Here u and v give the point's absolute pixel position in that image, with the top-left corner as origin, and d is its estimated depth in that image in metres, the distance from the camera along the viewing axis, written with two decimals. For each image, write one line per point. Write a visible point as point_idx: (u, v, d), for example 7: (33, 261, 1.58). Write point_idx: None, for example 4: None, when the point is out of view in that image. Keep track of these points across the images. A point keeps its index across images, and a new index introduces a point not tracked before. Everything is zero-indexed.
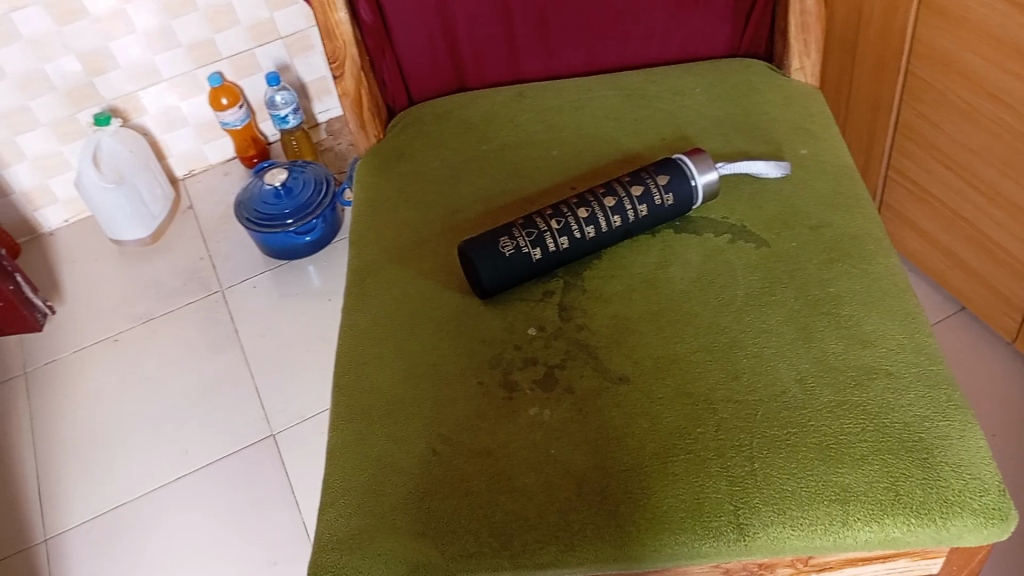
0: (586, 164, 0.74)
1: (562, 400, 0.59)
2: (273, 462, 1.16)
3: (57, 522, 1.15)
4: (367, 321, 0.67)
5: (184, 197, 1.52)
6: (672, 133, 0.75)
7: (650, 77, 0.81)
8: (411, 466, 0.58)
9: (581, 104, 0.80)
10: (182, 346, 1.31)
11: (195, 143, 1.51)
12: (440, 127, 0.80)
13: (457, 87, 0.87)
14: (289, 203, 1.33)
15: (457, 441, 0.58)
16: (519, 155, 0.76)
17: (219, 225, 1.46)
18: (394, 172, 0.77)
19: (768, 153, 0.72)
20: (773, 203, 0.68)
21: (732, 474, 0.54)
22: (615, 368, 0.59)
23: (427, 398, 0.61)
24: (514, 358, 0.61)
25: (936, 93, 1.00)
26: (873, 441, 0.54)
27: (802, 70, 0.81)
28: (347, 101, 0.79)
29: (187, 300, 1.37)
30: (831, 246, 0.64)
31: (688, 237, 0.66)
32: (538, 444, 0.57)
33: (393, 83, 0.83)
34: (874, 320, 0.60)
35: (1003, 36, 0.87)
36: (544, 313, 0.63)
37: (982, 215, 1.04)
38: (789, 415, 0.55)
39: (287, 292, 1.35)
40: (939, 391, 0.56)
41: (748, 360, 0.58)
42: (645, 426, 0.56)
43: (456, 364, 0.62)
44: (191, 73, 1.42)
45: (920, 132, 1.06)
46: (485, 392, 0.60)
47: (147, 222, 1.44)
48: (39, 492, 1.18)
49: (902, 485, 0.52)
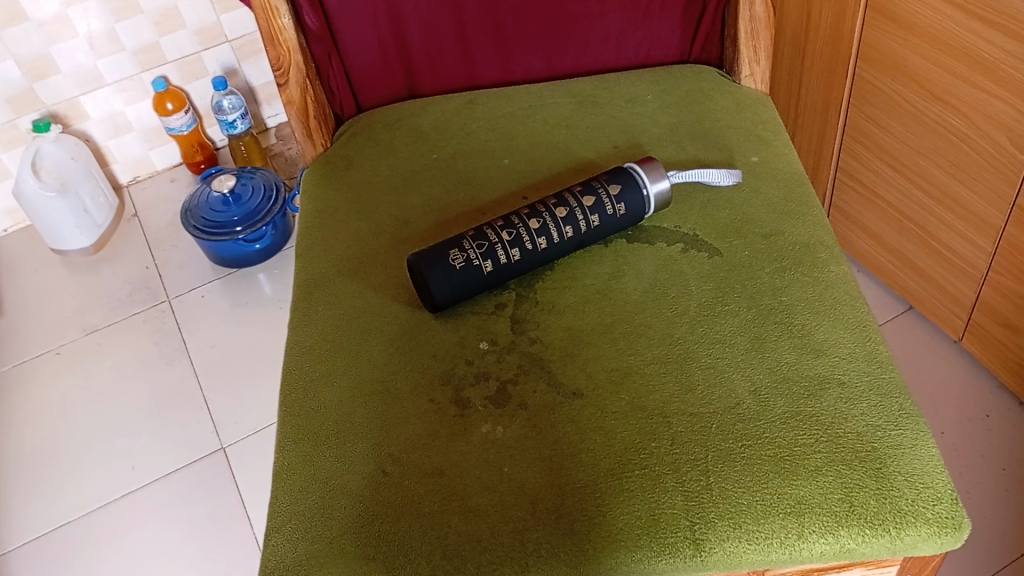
0: (538, 174, 0.73)
1: (515, 416, 0.57)
2: (224, 476, 1.13)
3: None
4: (315, 336, 0.65)
5: (129, 204, 1.48)
6: (624, 141, 0.75)
7: (602, 84, 0.81)
8: (360, 487, 0.56)
9: (532, 111, 0.79)
10: (128, 359, 1.27)
11: (140, 149, 1.47)
12: (389, 136, 0.78)
13: (407, 94, 0.86)
14: (238, 210, 1.29)
15: (409, 461, 0.56)
16: (470, 164, 0.75)
17: (166, 233, 1.42)
18: (342, 183, 0.75)
19: (720, 161, 0.72)
20: (725, 211, 0.67)
21: (688, 489, 0.53)
22: (568, 382, 0.58)
23: (377, 417, 0.59)
24: (466, 374, 0.60)
25: (883, 96, 1.01)
26: (827, 451, 0.53)
27: (752, 76, 0.81)
28: (291, 109, 0.76)
29: (134, 310, 1.33)
30: (783, 254, 0.64)
31: (641, 247, 0.66)
32: (492, 462, 0.55)
33: (341, 90, 0.81)
34: (827, 329, 0.59)
35: (949, 41, 0.89)
36: (497, 326, 0.62)
37: (931, 217, 1.05)
38: (743, 427, 0.55)
39: (237, 301, 1.32)
40: (891, 400, 0.56)
41: (703, 372, 0.58)
42: (600, 440, 0.55)
43: (408, 380, 0.60)
44: (137, 77, 1.38)
45: (868, 133, 1.07)
46: (438, 409, 0.58)
47: (92, 231, 1.40)
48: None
49: (857, 496, 0.52)
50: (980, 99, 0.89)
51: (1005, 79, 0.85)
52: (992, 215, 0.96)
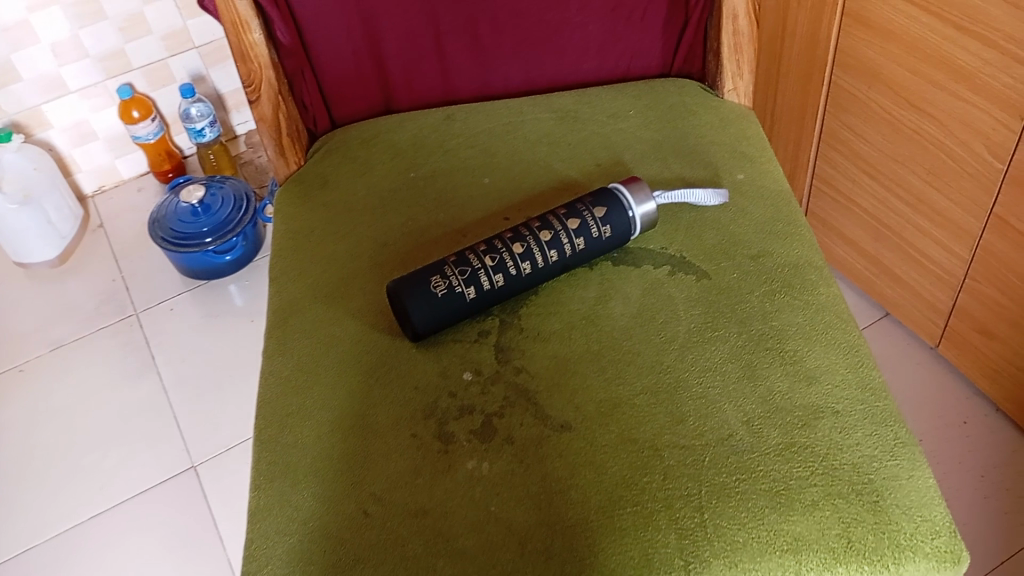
0: (520, 193, 0.71)
1: (501, 451, 0.55)
2: (195, 495, 1.10)
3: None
4: (292, 366, 0.62)
5: (95, 215, 1.44)
6: (607, 159, 0.73)
7: (583, 98, 0.79)
8: (341, 529, 0.54)
9: (512, 127, 0.77)
10: (95, 375, 1.23)
11: (106, 157, 1.43)
12: (365, 154, 0.76)
13: (382, 109, 0.83)
14: (208, 220, 1.26)
15: (391, 501, 0.54)
16: (450, 182, 0.73)
17: (133, 245, 1.38)
18: (316, 203, 0.73)
19: (704, 179, 0.70)
20: (712, 232, 0.66)
21: (681, 526, 0.51)
22: (556, 414, 0.56)
23: (356, 454, 0.56)
24: (449, 407, 0.58)
25: (860, 103, 1.00)
26: (824, 485, 0.52)
27: (735, 91, 0.79)
28: (263, 126, 0.74)
29: (100, 324, 1.29)
30: (772, 276, 0.63)
31: (627, 269, 0.64)
32: (478, 501, 0.53)
33: (315, 105, 0.79)
34: (819, 355, 0.58)
35: (925, 50, 0.88)
36: (480, 355, 0.60)
37: (907, 223, 1.05)
38: (737, 460, 0.53)
39: (208, 314, 1.28)
40: (887, 429, 0.55)
41: (694, 402, 0.56)
42: (590, 476, 0.53)
43: (388, 414, 0.58)
44: (101, 85, 1.34)
45: (845, 141, 1.06)
46: (420, 445, 0.56)
47: (56, 242, 1.35)
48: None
49: (855, 531, 0.51)
50: (955, 106, 0.89)
51: (979, 86, 0.85)
52: (969, 223, 0.96)
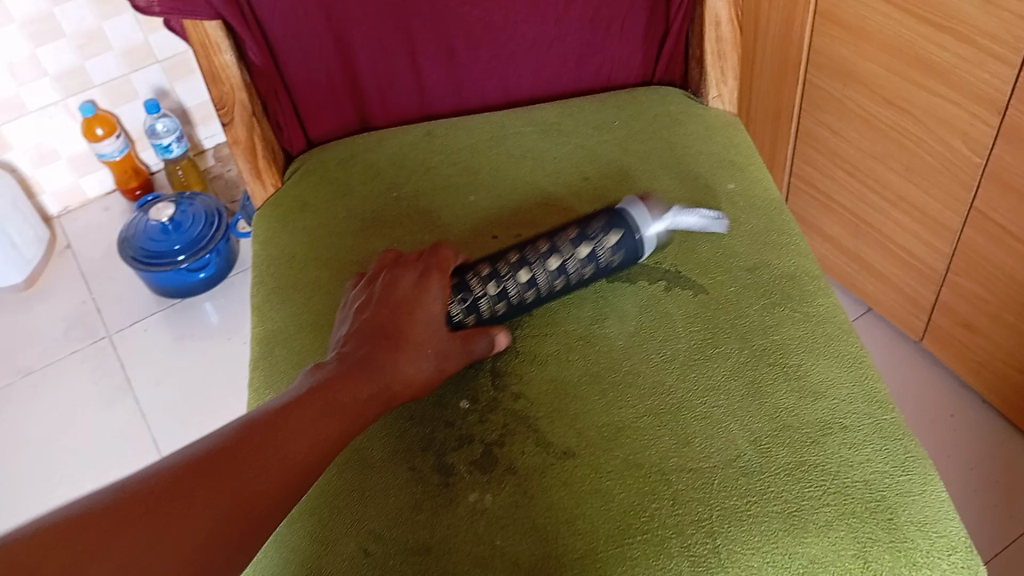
0: (507, 209, 0.69)
1: (504, 482, 0.54)
2: None
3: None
4: None
5: (61, 236, 1.40)
6: (593, 172, 0.71)
7: (566, 110, 0.77)
8: (340, 570, 0.52)
9: (495, 142, 0.75)
10: (69, 403, 1.19)
11: (70, 177, 1.39)
12: (345, 175, 0.74)
13: (360, 127, 0.81)
14: (179, 238, 1.23)
15: (392, 538, 0.52)
16: (435, 202, 0.71)
17: (102, 266, 1.35)
18: (297, 227, 0.71)
19: (694, 190, 0.69)
20: (705, 244, 0.65)
21: (694, 553, 0.50)
22: (558, 441, 0.55)
23: (352, 490, 0.55)
24: (447, 438, 0.56)
25: (836, 102, 1.00)
26: (836, 504, 0.51)
27: (720, 98, 0.78)
28: (238, 149, 0.72)
29: (69, 349, 1.25)
30: (770, 288, 0.62)
31: (622, 286, 0.63)
32: (482, 536, 0.52)
33: (290, 125, 0.77)
34: (822, 368, 0.57)
35: (898, 47, 0.88)
36: (476, 381, 0.58)
37: (885, 219, 1.04)
38: (747, 482, 0.52)
39: (183, 334, 1.25)
40: (896, 442, 0.54)
41: (699, 422, 0.55)
42: (597, 504, 0.52)
43: (384, 447, 0.56)
44: (62, 103, 1.30)
45: (822, 140, 1.06)
46: (419, 478, 0.54)
47: (21, 267, 1.30)
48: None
49: (871, 551, 0.50)
50: (931, 103, 0.88)
51: (953, 82, 0.85)
52: (948, 218, 0.96)
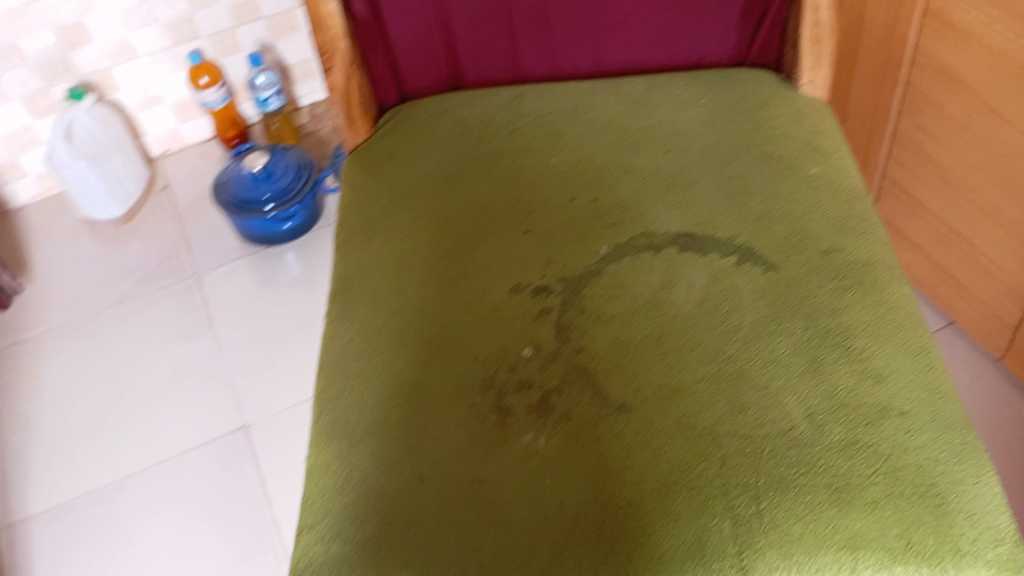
0: (587, 173, 0.71)
1: (558, 427, 0.56)
2: (246, 455, 1.07)
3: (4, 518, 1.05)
4: (353, 333, 0.64)
5: (160, 177, 1.42)
6: (676, 145, 0.72)
7: (655, 84, 0.78)
8: (396, 490, 0.55)
9: (581, 109, 0.76)
10: (154, 335, 1.21)
11: (172, 123, 1.41)
12: (434, 128, 0.76)
13: (453, 85, 0.84)
14: (269, 187, 1.23)
15: (447, 467, 0.55)
16: (518, 160, 0.73)
17: (194, 208, 1.36)
18: (384, 174, 0.74)
19: (776, 170, 0.69)
20: (781, 224, 0.65)
21: (737, 514, 0.51)
22: (614, 395, 0.57)
23: (414, 419, 0.57)
24: (507, 381, 0.58)
25: (933, 105, 0.98)
26: (885, 484, 0.51)
27: (812, 83, 0.78)
28: (335, 96, 0.75)
29: (157, 284, 1.26)
30: (843, 273, 0.62)
31: (693, 256, 0.64)
32: (532, 474, 0.54)
33: (386, 77, 0.80)
34: (887, 354, 0.57)
35: (998, 51, 0.86)
36: (540, 332, 0.60)
37: (974, 230, 1.02)
38: (797, 453, 0.53)
39: (265, 279, 1.25)
40: (953, 433, 0.54)
41: (756, 392, 0.56)
42: (647, 458, 0.53)
43: (446, 384, 0.59)
44: (168, 50, 1.31)
45: (918, 142, 1.03)
46: (478, 415, 0.57)
47: (121, 202, 1.34)
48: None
49: (914, 532, 0.50)
50: None
51: None
52: None
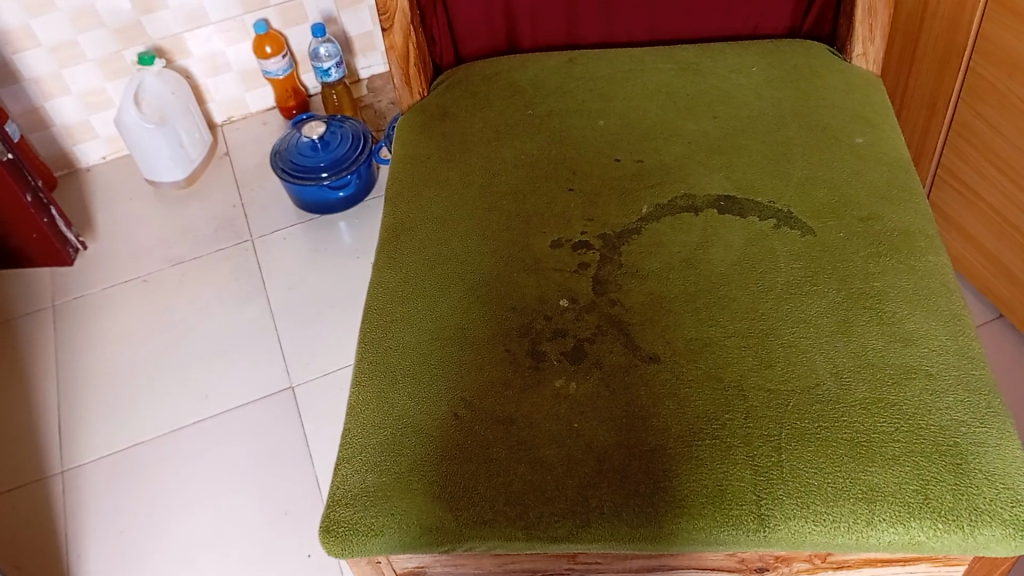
0: (634, 136, 0.72)
1: (589, 374, 0.58)
2: (291, 414, 1.09)
3: (58, 464, 1.07)
4: (398, 280, 0.66)
5: (222, 143, 1.45)
6: (723, 111, 0.73)
7: (707, 52, 0.79)
8: (431, 428, 0.57)
9: (631, 75, 0.78)
10: (210, 292, 1.24)
11: (238, 90, 1.43)
12: (487, 89, 0.78)
13: (507, 49, 0.86)
14: (325, 156, 1.24)
15: (481, 407, 0.57)
16: (566, 122, 0.74)
17: (254, 173, 1.39)
18: (436, 131, 0.76)
19: (822, 140, 0.70)
20: (823, 190, 0.66)
21: (758, 463, 0.53)
22: (646, 347, 0.58)
23: (453, 362, 0.60)
24: (543, 329, 0.60)
25: (996, 92, 0.93)
26: (906, 442, 0.52)
27: (864, 56, 0.78)
28: (393, 55, 0.77)
29: (214, 247, 1.29)
30: (880, 239, 0.62)
31: (731, 219, 0.65)
32: (562, 417, 0.56)
33: (443, 39, 0.82)
34: (918, 319, 0.58)
35: None
36: (578, 285, 0.62)
37: None
38: (821, 408, 0.54)
39: (316, 247, 1.28)
40: (978, 397, 0.54)
41: (785, 349, 0.57)
42: (674, 406, 0.55)
43: (485, 330, 0.61)
44: (237, 18, 1.33)
45: (975, 131, 0.98)
46: (513, 359, 0.59)
47: (184, 165, 1.36)
48: (46, 429, 1.11)
49: (933, 489, 0.51)
50: None
51: None
52: None
